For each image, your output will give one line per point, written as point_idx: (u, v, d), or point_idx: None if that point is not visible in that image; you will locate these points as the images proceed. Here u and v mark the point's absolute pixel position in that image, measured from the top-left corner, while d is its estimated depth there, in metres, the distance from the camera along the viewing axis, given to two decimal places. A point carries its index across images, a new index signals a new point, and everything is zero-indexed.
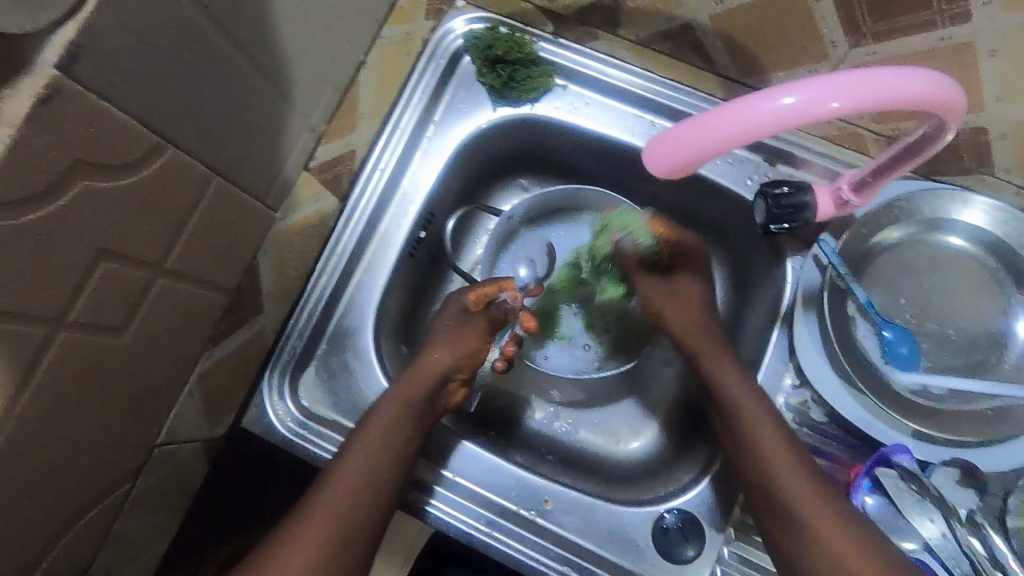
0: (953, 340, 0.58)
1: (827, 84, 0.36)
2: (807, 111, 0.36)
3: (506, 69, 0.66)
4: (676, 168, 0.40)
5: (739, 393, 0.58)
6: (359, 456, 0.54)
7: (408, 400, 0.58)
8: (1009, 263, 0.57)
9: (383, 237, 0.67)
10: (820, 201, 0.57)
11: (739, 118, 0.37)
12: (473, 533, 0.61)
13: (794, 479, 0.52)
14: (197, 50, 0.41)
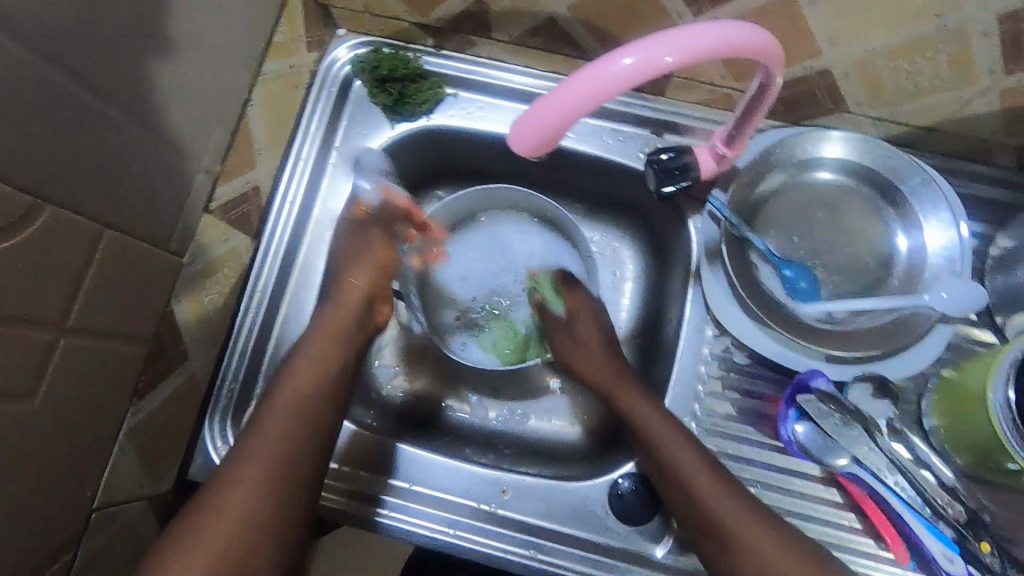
0: (847, 266, 0.63)
1: (659, 42, 0.39)
2: (644, 68, 0.39)
3: (395, 87, 0.69)
4: (543, 141, 0.42)
5: (647, 412, 0.61)
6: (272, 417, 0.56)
7: (313, 363, 0.60)
8: (880, 187, 0.62)
9: (305, 264, 0.69)
10: (701, 160, 0.60)
11: (586, 84, 0.39)
12: (440, 538, 0.62)
13: (719, 491, 0.55)
14: (59, 110, 0.42)
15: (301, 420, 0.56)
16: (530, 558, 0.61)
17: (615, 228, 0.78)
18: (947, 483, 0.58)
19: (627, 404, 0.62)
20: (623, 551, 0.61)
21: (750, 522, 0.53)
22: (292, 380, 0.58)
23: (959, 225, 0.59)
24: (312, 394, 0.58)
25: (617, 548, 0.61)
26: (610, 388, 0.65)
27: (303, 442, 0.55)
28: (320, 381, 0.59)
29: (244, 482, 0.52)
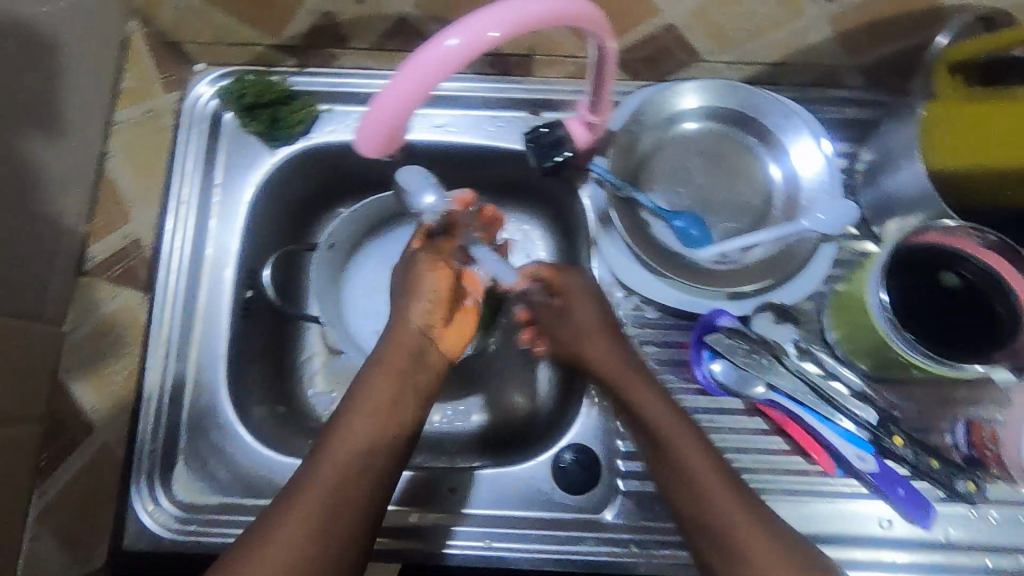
0: (733, 206, 0.66)
1: (476, 22, 0.40)
2: (470, 45, 0.40)
3: (266, 112, 0.68)
4: (389, 137, 0.42)
5: (658, 414, 0.56)
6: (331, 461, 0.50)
7: (381, 397, 0.54)
8: (745, 126, 0.65)
9: (209, 308, 0.67)
10: (574, 132, 0.62)
11: (418, 70, 0.39)
12: (497, 555, 0.61)
13: (725, 495, 0.51)
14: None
15: (357, 474, 0.50)
16: (488, 549, 0.61)
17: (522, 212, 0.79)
18: (858, 390, 0.61)
19: (635, 396, 0.58)
20: (575, 521, 0.62)
21: (754, 526, 0.50)
22: (361, 416, 0.53)
23: (822, 142, 0.63)
24: (372, 438, 0.52)
25: (570, 520, 0.62)
26: (619, 373, 0.60)
27: (347, 502, 0.49)
28: (381, 423, 0.53)
29: (300, 512, 0.48)
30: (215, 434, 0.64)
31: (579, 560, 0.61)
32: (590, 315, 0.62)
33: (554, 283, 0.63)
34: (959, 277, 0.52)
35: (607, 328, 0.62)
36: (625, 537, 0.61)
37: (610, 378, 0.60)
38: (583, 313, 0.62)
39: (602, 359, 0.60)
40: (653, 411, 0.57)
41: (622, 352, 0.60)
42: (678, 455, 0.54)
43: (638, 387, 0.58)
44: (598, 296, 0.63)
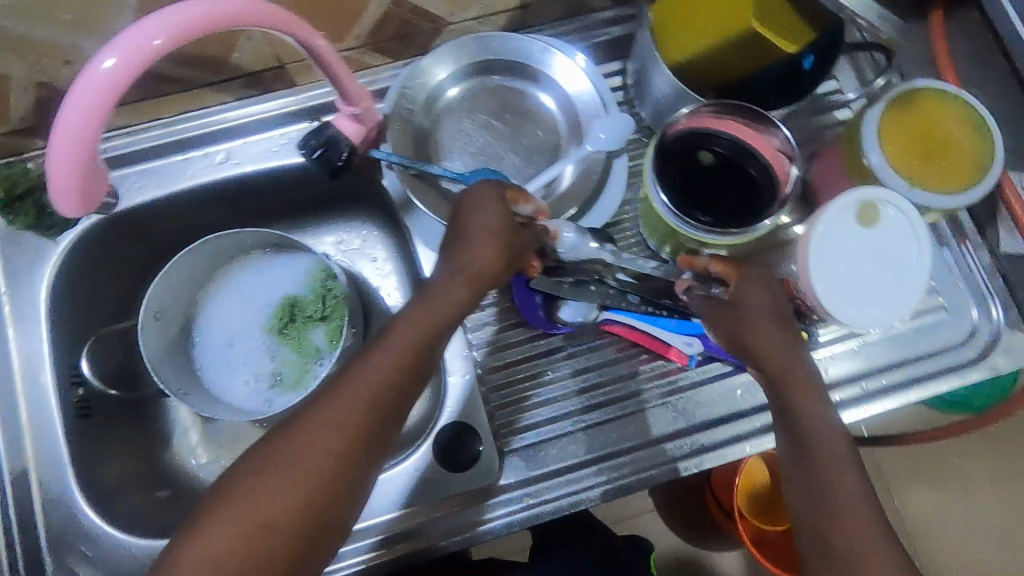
0: (527, 151, 0.67)
1: (130, 37, 0.40)
2: (129, 61, 0.40)
3: (29, 203, 0.63)
4: (79, 167, 0.42)
5: (763, 301, 0.54)
6: (307, 460, 0.45)
7: (372, 400, 0.47)
8: (510, 71, 0.67)
9: (35, 421, 0.63)
10: (343, 128, 0.61)
11: (81, 95, 0.39)
12: (521, 515, 0.62)
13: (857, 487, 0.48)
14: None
15: (338, 474, 0.45)
16: (397, 552, 0.61)
17: (351, 219, 0.79)
18: None
19: (763, 340, 0.53)
20: (472, 496, 0.62)
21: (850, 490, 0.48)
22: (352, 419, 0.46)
23: (575, 56, 0.65)
24: (358, 432, 0.46)
25: (467, 496, 0.62)
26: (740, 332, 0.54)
27: (324, 500, 0.45)
28: (372, 413, 0.47)
29: (288, 478, 0.44)
30: (83, 544, 0.60)
31: (546, 509, 0.62)
32: (758, 301, 0.54)
33: (737, 273, 0.55)
34: (714, 153, 0.56)
35: (777, 319, 0.53)
36: (520, 493, 0.62)
37: (723, 306, 0.56)
38: (757, 305, 0.54)
39: (744, 294, 0.54)
40: (768, 347, 0.53)
41: (771, 304, 0.54)
42: (794, 409, 0.51)
43: (752, 306, 0.53)
44: (766, 281, 0.55)
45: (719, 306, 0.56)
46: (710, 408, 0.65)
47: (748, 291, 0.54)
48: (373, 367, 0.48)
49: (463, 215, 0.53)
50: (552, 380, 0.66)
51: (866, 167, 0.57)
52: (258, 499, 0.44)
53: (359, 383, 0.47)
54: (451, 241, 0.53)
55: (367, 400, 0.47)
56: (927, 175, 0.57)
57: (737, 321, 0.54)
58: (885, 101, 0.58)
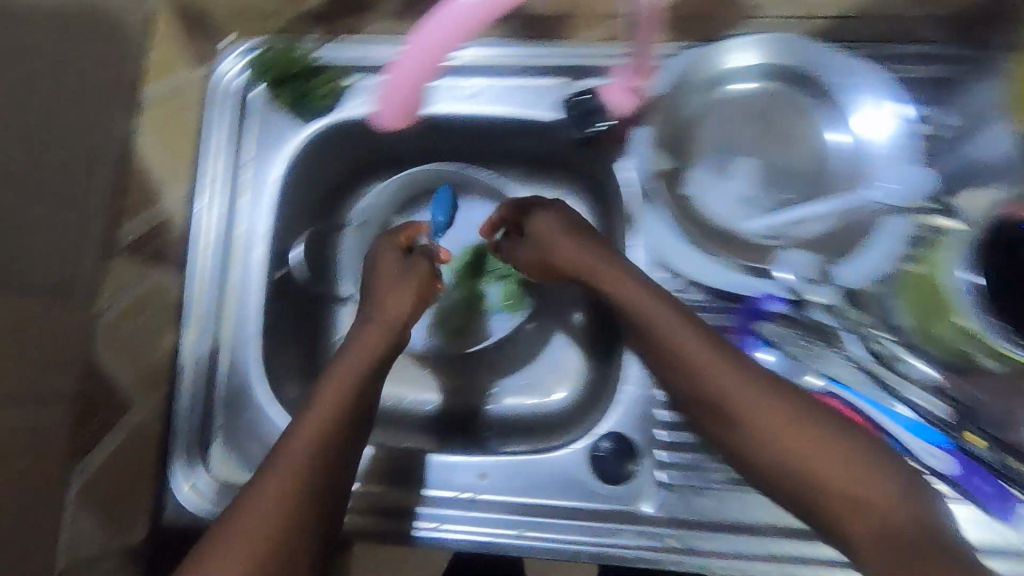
0: (789, 174, 0.60)
1: None
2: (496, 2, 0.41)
3: (293, 86, 0.66)
4: (409, 98, 0.50)
5: (596, 265, 0.58)
6: (285, 460, 0.50)
7: (342, 381, 0.55)
8: (809, 88, 0.58)
9: (240, 288, 0.66)
10: (614, 97, 0.58)
11: (442, 23, 0.42)
12: (508, 542, 0.60)
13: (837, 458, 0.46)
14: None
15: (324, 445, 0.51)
16: (521, 539, 0.60)
17: (558, 186, 0.75)
18: (938, 384, 0.52)
19: (644, 312, 0.54)
20: (614, 513, 0.60)
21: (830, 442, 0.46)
22: (307, 419, 0.52)
23: (885, 91, 0.56)
24: (348, 398, 0.54)
25: (606, 511, 0.60)
26: (634, 319, 0.55)
27: (319, 469, 0.50)
28: (351, 387, 0.54)
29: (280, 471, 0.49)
30: (249, 413, 0.63)
31: (620, 554, 0.58)
32: (546, 226, 0.61)
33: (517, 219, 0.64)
34: None
35: (618, 265, 0.57)
36: (665, 531, 0.58)
37: (670, 377, 0.53)
38: (541, 225, 0.61)
39: (678, 344, 0.52)
40: (683, 364, 0.51)
41: (561, 225, 0.60)
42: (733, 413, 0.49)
43: (597, 269, 0.58)
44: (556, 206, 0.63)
45: (640, 338, 0.55)
46: None
47: (621, 289, 0.56)
48: (332, 381, 0.54)
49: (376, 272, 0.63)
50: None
51: None
52: (270, 480, 0.49)
53: (348, 355, 0.57)
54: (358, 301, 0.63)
55: (351, 369, 0.56)
56: None
57: (649, 343, 0.54)
58: None
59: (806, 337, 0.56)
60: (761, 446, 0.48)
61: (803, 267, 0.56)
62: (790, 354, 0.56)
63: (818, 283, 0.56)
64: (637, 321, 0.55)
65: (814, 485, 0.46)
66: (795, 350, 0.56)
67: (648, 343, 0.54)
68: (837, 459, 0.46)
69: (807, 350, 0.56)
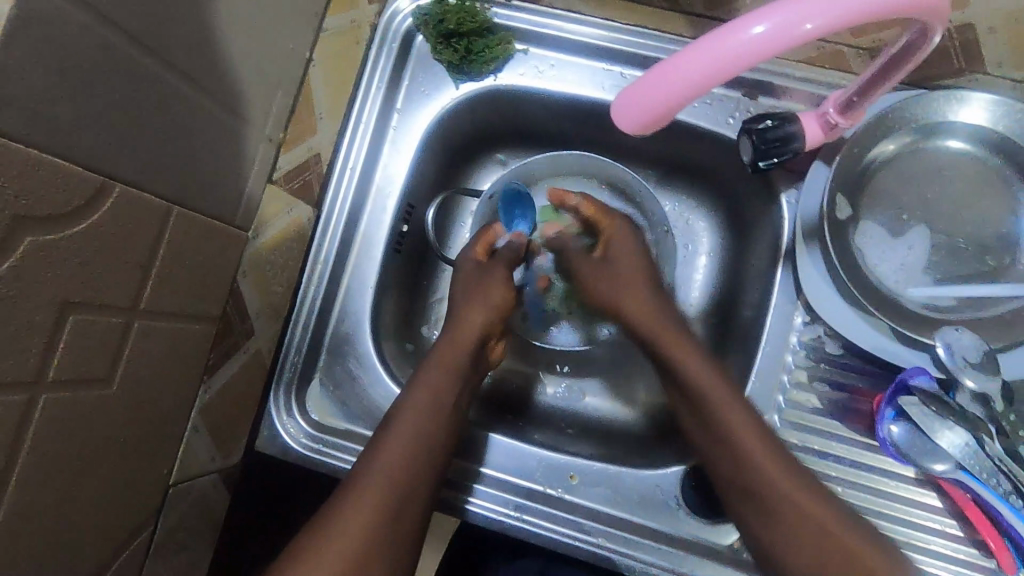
0: (964, 245, 0.57)
1: (795, 6, 0.33)
2: (779, 39, 0.33)
3: (462, 42, 0.63)
4: (648, 122, 0.38)
5: (695, 371, 0.55)
6: (416, 405, 0.54)
7: (438, 387, 0.56)
8: (1011, 161, 0.55)
9: (366, 235, 0.65)
10: (807, 129, 0.54)
11: (703, 63, 0.34)
12: (505, 520, 0.60)
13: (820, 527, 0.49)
14: (107, 69, 0.38)
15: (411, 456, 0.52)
16: (601, 548, 0.59)
17: (690, 197, 0.72)
18: None
19: (712, 396, 0.53)
20: (697, 545, 0.59)
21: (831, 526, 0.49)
22: (435, 375, 0.56)
23: None
24: (431, 411, 0.54)
25: (690, 541, 0.59)
26: (703, 390, 0.54)
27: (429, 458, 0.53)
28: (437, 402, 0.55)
29: (403, 427, 0.53)
30: (352, 362, 0.63)
31: None
32: (630, 264, 0.62)
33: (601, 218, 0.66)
34: None
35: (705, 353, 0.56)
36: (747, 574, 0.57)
37: (737, 501, 0.52)
38: (630, 269, 0.62)
39: (775, 476, 0.50)
40: (752, 488, 0.51)
41: (648, 289, 0.61)
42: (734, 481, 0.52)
43: (685, 358, 0.56)
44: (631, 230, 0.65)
45: (700, 425, 0.54)
46: None
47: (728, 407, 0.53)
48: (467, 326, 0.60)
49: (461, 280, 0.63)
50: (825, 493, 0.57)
51: None
52: (361, 491, 0.50)
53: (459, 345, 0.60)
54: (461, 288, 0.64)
55: (441, 382, 0.56)
56: None
57: (736, 457, 0.52)
58: None
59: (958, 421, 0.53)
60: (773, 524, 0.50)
61: (964, 348, 0.52)
62: (936, 439, 0.53)
63: (976, 367, 0.52)
64: (741, 447, 0.51)
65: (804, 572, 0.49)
66: (938, 436, 0.53)
67: (740, 456, 0.52)
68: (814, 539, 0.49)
69: (949, 439, 0.53)
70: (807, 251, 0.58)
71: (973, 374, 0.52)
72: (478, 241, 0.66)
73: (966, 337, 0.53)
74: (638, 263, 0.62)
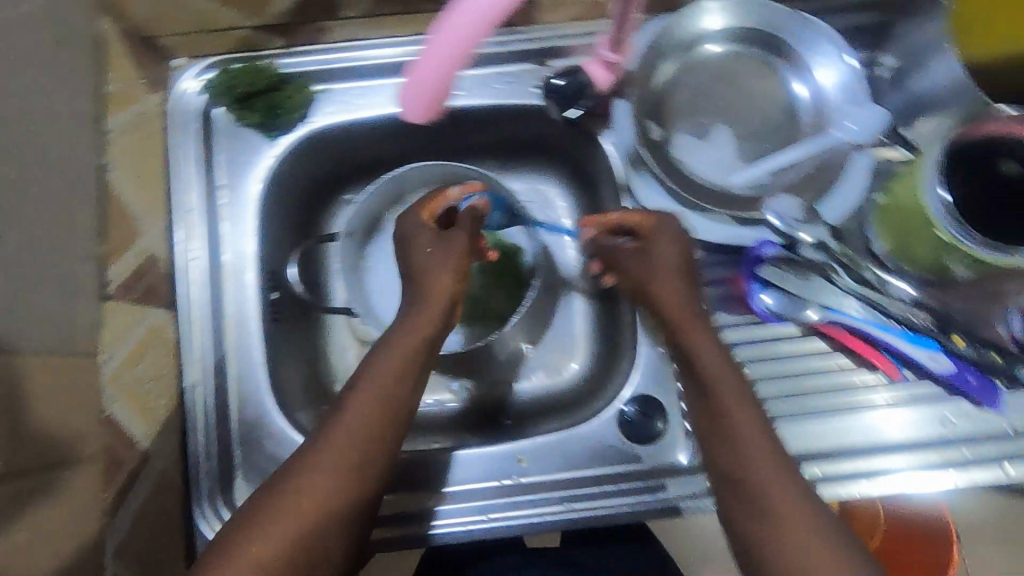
0: (757, 128, 0.64)
1: None
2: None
3: (260, 101, 0.64)
4: (428, 107, 0.42)
5: (713, 364, 0.51)
6: (357, 417, 0.49)
7: (368, 407, 0.50)
8: (762, 47, 0.63)
9: (237, 317, 0.63)
10: (598, 74, 0.58)
11: (446, 44, 0.38)
12: (477, 527, 0.61)
13: (806, 523, 0.45)
14: None
15: (368, 453, 0.49)
16: (568, 511, 0.61)
17: (535, 171, 0.76)
18: (920, 301, 0.60)
19: (712, 373, 0.50)
20: (650, 471, 0.62)
21: (811, 518, 0.45)
22: (374, 391, 0.50)
23: (846, 56, 0.61)
24: (374, 433, 0.50)
25: (642, 470, 0.62)
26: (693, 356, 0.52)
27: (373, 466, 0.50)
28: (374, 424, 0.50)
29: (342, 438, 0.49)
30: (267, 445, 0.61)
31: (663, 509, 0.61)
32: (669, 256, 0.56)
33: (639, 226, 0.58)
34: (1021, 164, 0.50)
35: (699, 308, 0.54)
36: (698, 478, 0.61)
37: (722, 477, 0.49)
38: (664, 258, 0.56)
39: (760, 461, 0.47)
40: (745, 471, 0.47)
41: (684, 289, 0.55)
42: (739, 482, 0.47)
43: (706, 346, 0.52)
44: (680, 238, 0.57)
45: (708, 415, 0.50)
46: (915, 432, 0.61)
47: (742, 419, 0.48)
48: (400, 347, 0.52)
49: (403, 250, 0.59)
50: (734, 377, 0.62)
51: None
52: (295, 502, 0.47)
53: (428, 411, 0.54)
54: (405, 295, 0.57)
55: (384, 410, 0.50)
56: None
57: (719, 435, 0.49)
58: None
59: (819, 273, 0.62)
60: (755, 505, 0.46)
61: (790, 210, 0.60)
62: (804, 297, 0.62)
63: (805, 223, 0.60)
64: (730, 426, 0.49)
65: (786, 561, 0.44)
66: (804, 294, 0.62)
67: (722, 430, 0.49)
68: (788, 516, 0.45)
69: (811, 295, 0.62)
70: (639, 181, 0.63)
71: (802, 229, 0.60)
72: (423, 207, 0.61)
73: (783, 197, 0.61)
74: (668, 241, 0.56)
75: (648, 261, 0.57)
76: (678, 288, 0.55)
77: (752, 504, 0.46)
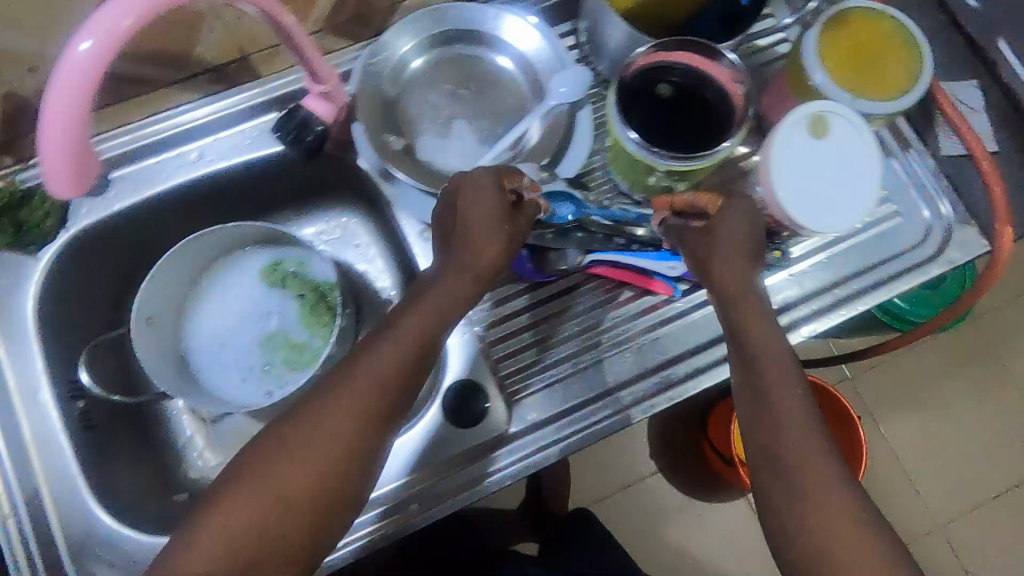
0: (493, 114, 0.70)
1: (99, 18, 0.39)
2: (101, 49, 0.40)
3: (5, 221, 0.62)
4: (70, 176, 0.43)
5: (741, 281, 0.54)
6: (332, 429, 0.48)
7: (350, 426, 0.48)
8: (461, 39, 0.69)
9: (40, 439, 0.62)
10: (315, 109, 0.63)
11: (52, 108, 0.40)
12: (338, 556, 0.61)
13: (825, 458, 0.46)
14: None
15: (350, 462, 0.48)
16: (420, 511, 0.63)
17: (327, 208, 0.80)
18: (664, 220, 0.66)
19: (749, 320, 0.53)
20: (488, 447, 0.65)
21: (825, 465, 0.46)
22: (356, 410, 0.49)
23: (528, 16, 0.67)
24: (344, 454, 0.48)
25: (481, 448, 0.65)
26: (738, 296, 0.53)
27: (345, 488, 0.48)
28: (344, 449, 0.48)
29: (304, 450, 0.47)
30: (103, 554, 0.61)
31: (511, 476, 0.64)
32: (735, 235, 0.56)
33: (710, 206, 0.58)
34: (672, 85, 0.58)
35: (749, 249, 0.55)
36: (532, 438, 0.65)
37: (755, 412, 0.50)
38: (729, 225, 0.56)
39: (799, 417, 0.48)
40: (774, 420, 0.48)
41: (739, 259, 0.55)
42: (767, 387, 0.49)
43: (726, 269, 0.54)
44: (745, 215, 0.57)
45: (742, 349, 0.52)
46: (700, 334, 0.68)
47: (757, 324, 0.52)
48: (375, 373, 0.50)
49: (462, 210, 0.56)
50: (530, 337, 0.68)
51: (811, 87, 0.62)
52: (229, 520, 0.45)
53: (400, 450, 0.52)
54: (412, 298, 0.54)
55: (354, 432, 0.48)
56: (866, 85, 0.62)
57: (771, 361, 0.50)
58: (819, 23, 0.62)
59: None
60: (784, 482, 0.46)
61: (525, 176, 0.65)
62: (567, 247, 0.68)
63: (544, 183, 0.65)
64: (761, 367, 0.50)
65: (810, 499, 0.45)
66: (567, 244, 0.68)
67: (772, 359, 0.51)
68: (815, 475, 0.45)
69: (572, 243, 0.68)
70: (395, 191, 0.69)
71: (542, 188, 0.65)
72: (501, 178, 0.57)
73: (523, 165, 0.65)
74: (727, 222, 0.56)
75: (731, 254, 0.55)
76: (738, 247, 0.55)
77: (784, 418, 0.48)
